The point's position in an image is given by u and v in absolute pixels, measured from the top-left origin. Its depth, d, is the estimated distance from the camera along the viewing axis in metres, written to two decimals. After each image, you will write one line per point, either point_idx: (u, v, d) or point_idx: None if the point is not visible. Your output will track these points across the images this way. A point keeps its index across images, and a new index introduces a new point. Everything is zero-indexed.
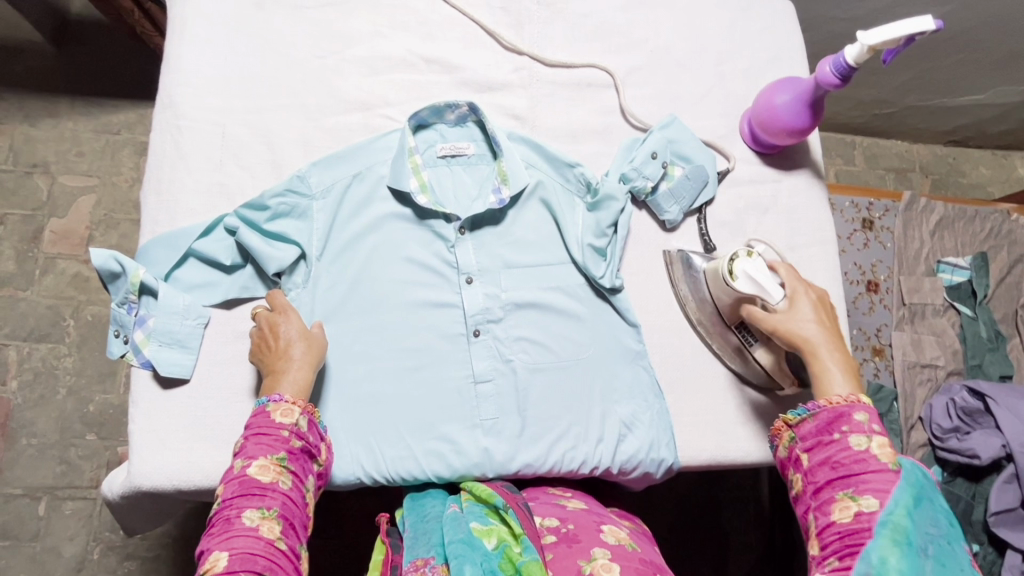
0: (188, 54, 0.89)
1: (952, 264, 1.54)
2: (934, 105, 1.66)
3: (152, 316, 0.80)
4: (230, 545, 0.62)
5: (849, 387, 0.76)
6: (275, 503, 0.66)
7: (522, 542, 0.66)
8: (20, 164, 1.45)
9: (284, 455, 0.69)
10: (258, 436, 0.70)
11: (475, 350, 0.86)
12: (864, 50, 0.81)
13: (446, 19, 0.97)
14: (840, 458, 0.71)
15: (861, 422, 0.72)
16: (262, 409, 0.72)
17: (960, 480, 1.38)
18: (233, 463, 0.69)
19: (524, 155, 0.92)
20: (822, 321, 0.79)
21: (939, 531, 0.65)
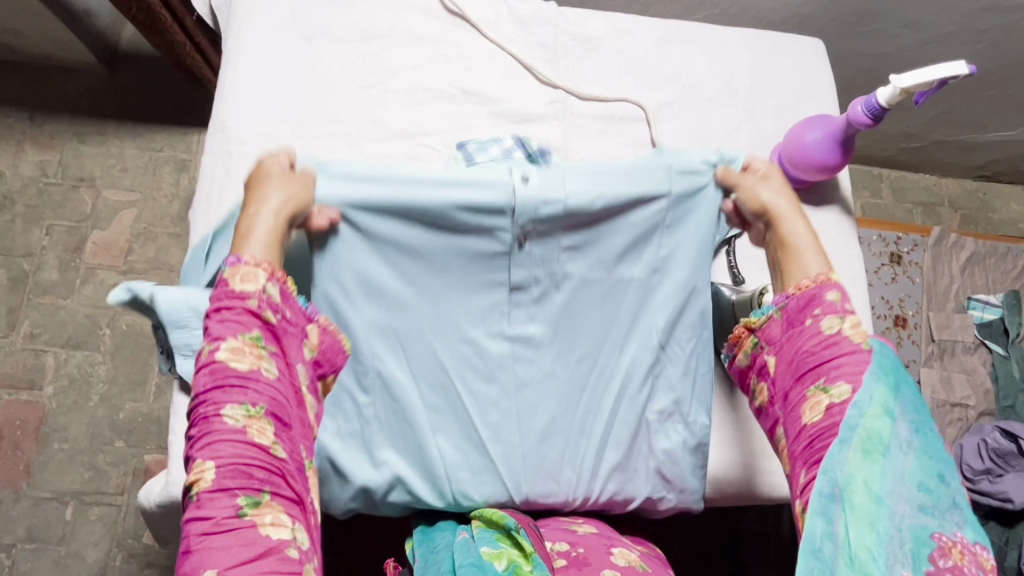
0: (241, 83, 0.94)
1: (983, 301, 1.51)
2: (963, 140, 1.66)
3: (171, 334, 0.81)
4: (216, 454, 0.55)
5: (822, 264, 0.75)
6: (260, 400, 0.58)
7: (532, 560, 0.69)
8: (67, 177, 1.52)
9: (260, 335, 0.60)
10: (228, 315, 0.60)
11: (537, 387, 0.86)
12: (897, 92, 0.83)
13: (485, 53, 1.01)
14: (810, 348, 0.71)
15: (833, 302, 0.71)
16: (221, 273, 0.62)
17: (992, 524, 1.35)
18: (201, 348, 0.60)
19: (575, 180, 0.78)
20: (784, 193, 0.78)
21: (920, 420, 0.66)
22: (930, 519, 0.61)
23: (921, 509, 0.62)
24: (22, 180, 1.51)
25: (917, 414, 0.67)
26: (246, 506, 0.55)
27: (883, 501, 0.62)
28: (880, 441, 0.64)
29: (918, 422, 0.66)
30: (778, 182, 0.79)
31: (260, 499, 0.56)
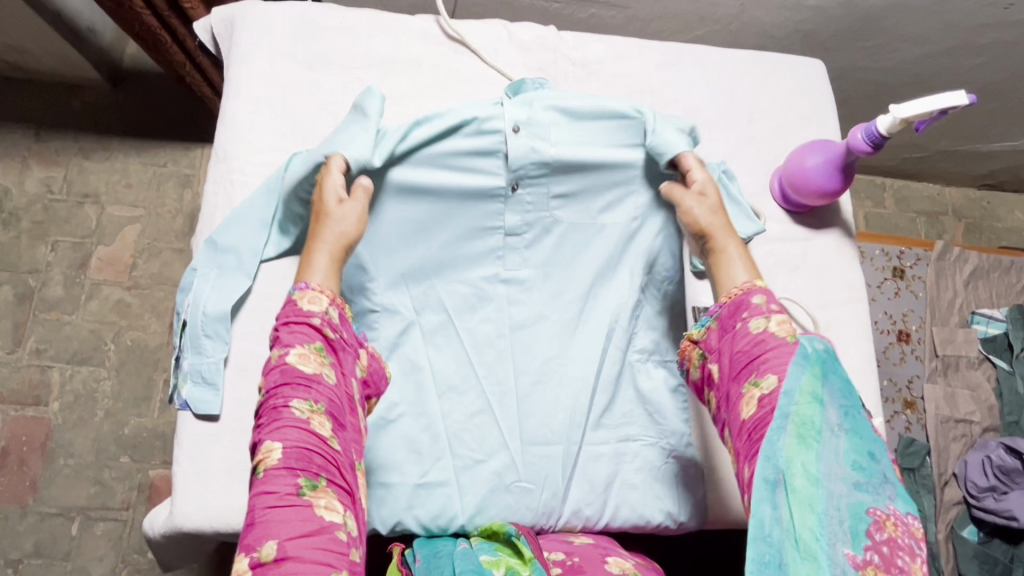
0: (243, 112, 0.94)
1: (988, 316, 1.51)
2: (966, 150, 1.65)
3: (187, 358, 0.84)
4: (282, 437, 0.60)
5: (750, 273, 0.72)
6: (321, 398, 0.62)
7: (531, 565, 0.68)
8: (72, 194, 1.54)
9: (323, 346, 0.65)
10: (293, 327, 0.65)
11: (532, 384, 0.91)
12: (897, 121, 0.83)
13: (485, 77, 1.02)
14: (743, 346, 0.67)
15: (760, 304, 0.68)
16: (290, 296, 0.68)
17: (997, 541, 1.35)
18: (271, 352, 0.65)
19: (560, 135, 0.86)
20: (706, 203, 0.76)
21: (850, 404, 0.62)
22: (869, 498, 0.58)
23: (858, 487, 0.59)
24: (28, 196, 1.53)
25: (846, 394, 0.63)
26: (306, 487, 0.58)
27: (821, 487, 0.59)
28: (813, 428, 0.61)
29: (847, 403, 0.63)
30: (713, 201, 0.76)
31: (317, 482, 0.59)
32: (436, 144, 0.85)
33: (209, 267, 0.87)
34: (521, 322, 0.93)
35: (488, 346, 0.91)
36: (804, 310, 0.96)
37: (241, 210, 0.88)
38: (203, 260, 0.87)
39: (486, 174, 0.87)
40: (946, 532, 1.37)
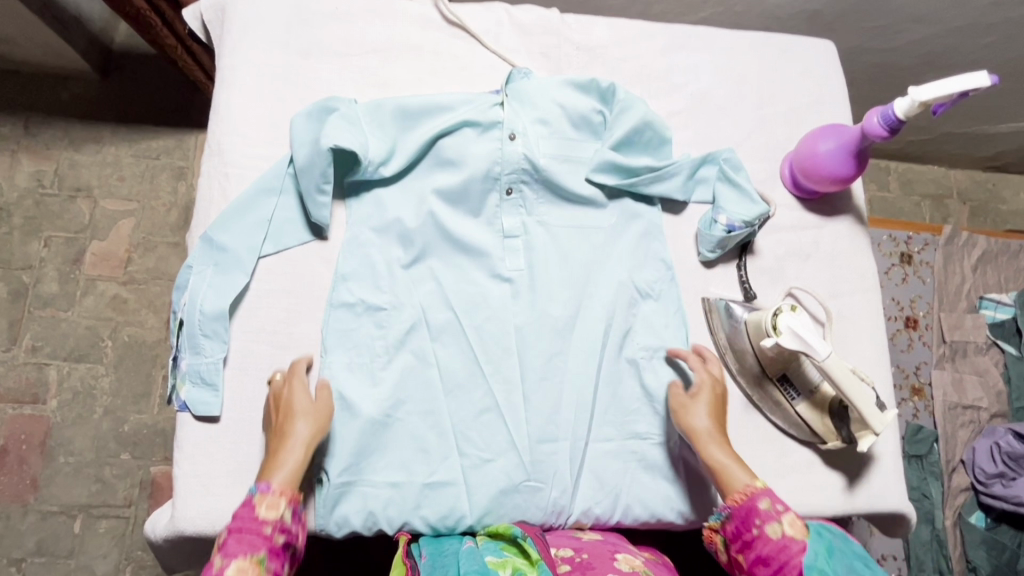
0: (236, 103, 0.91)
1: (996, 301, 1.49)
2: (973, 132, 1.63)
3: (186, 358, 0.82)
4: None
5: (749, 477, 0.77)
6: None
7: (538, 567, 0.68)
8: (64, 188, 1.50)
9: (264, 555, 0.67)
10: (239, 535, 0.67)
11: (540, 383, 0.87)
12: (915, 105, 0.80)
13: (486, 64, 0.98)
14: (767, 550, 0.71)
15: (768, 509, 0.73)
16: (249, 498, 0.70)
17: (1005, 527, 1.35)
18: (211, 560, 0.66)
19: (548, 144, 0.92)
20: (709, 410, 0.83)
21: (853, 567, 0.67)
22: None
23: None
24: (18, 190, 1.49)
25: (859, 560, 0.68)
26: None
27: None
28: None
29: (857, 561, 0.68)
30: (706, 399, 0.83)
31: None
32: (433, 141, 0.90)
33: (206, 263, 0.84)
34: (525, 316, 0.89)
35: (495, 343, 0.87)
36: (816, 301, 0.94)
37: (237, 204, 0.86)
38: (200, 256, 0.85)
39: (481, 166, 0.90)
40: (953, 519, 1.36)
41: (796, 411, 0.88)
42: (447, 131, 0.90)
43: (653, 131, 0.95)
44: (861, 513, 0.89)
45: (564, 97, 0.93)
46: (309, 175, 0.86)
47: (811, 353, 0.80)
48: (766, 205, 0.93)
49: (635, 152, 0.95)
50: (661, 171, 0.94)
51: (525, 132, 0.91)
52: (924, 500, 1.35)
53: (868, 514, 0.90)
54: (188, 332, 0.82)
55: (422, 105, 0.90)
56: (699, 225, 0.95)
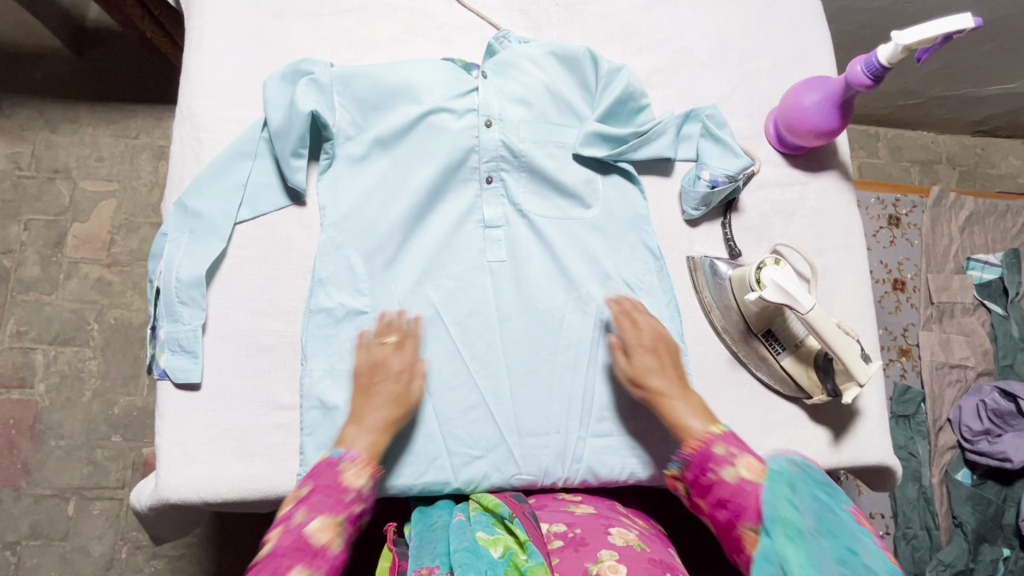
0: (206, 65, 0.88)
1: (983, 262, 1.49)
2: (962, 95, 1.61)
3: (163, 326, 0.81)
4: None
5: (704, 421, 0.77)
6: (323, 566, 0.64)
7: (528, 548, 0.67)
8: (42, 170, 1.47)
9: (343, 519, 0.68)
10: (324, 493, 0.68)
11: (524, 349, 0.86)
12: (898, 50, 0.79)
13: (463, 23, 0.96)
14: (721, 494, 0.69)
15: (724, 455, 0.72)
16: (334, 463, 0.71)
17: (991, 483, 1.36)
18: (293, 512, 0.67)
19: (529, 128, 0.89)
20: (658, 364, 0.82)
21: (825, 509, 0.63)
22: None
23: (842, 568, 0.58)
24: None
25: (818, 496, 0.64)
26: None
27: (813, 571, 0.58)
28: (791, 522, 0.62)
29: (821, 499, 0.64)
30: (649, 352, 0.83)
31: None
32: (409, 104, 0.88)
33: (181, 231, 0.83)
34: (508, 289, 0.87)
35: (477, 309, 0.86)
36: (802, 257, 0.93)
37: (211, 168, 0.84)
38: (174, 223, 0.83)
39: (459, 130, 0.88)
40: (940, 476, 1.38)
41: (781, 365, 0.88)
42: (424, 93, 0.88)
43: (638, 94, 0.93)
44: (847, 467, 0.90)
45: (544, 69, 0.91)
46: (284, 139, 0.84)
47: (794, 305, 0.80)
48: (749, 159, 0.93)
49: (619, 124, 0.94)
50: (648, 134, 0.92)
51: (502, 116, 0.89)
52: (911, 459, 1.36)
53: (854, 467, 0.90)
54: (165, 300, 0.81)
55: (395, 86, 0.88)
56: (682, 182, 0.94)
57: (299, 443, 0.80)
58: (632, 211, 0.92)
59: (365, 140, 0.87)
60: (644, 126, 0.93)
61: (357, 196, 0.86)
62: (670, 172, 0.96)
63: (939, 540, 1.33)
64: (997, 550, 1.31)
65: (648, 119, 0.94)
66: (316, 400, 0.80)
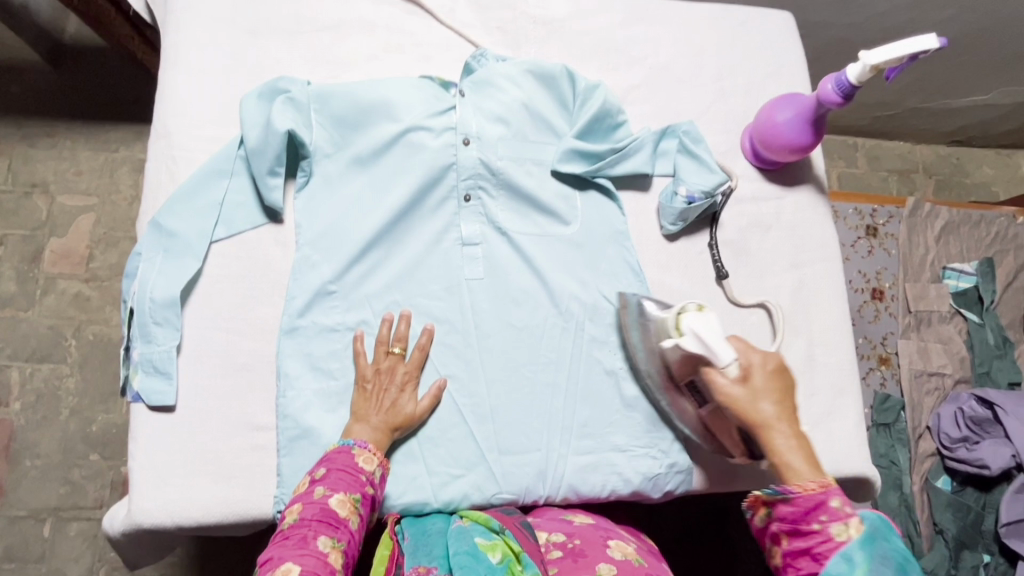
0: (182, 83, 0.88)
1: (958, 270, 1.52)
2: (937, 106, 1.65)
3: (137, 347, 0.80)
4: (302, 561, 0.62)
5: (811, 467, 0.70)
6: (344, 537, 0.66)
7: (524, 560, 0.68)
8: (19, 184, 1.45)
9: (359, 497, 0.70)
10: (342, 472, 0.71)
11: (501, 366, 0.86)
12: (866, 69, 0.81)
13: (441, 40, 0.97)
14: (818, 547, 0.66)
15: (838, 509, 0.67)
16: (347, 447, 0.74)
17: (970, 490, 1.38)
18: (313, 488, 0.69)
19: (506, 145, 0.90)
20: (776, 397, 0.74)
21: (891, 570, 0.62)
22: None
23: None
24: None
25: (895, 563, 0.63)
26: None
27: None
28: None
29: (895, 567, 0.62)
30: (776, 394, 0.74)
31: None
32: (386, 122, 0.88)
33: (156, 250, 0.82)
34: (486, 307, 0.87)
35: (455, 329, 0.86)
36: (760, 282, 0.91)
37: (186, 187, 0.83)
38: (148, 242, 0.82)
39: (435, 148, 0.88)
40: (920, 484, 1.40)
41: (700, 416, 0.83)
42: (401, 111, 0.88)
43: (614, 114, 0.94)
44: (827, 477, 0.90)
45: (522, 86, 0.92)
46: (260, 157, 0.83)
47: (713, 357, 0.76)
48: (728, 176, 0.94)
49: (597, 140, 0.95)
50: (625, 150, 0.93)
51: (479, 135, 0.89)
52: (893, 467, 1.38)
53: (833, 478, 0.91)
54: (138, 322, 0.80)
55: (373, 103, 0.88)
56: (660, 198, 0.95)
57: (277, 464, 0.79)
58: (610, 223, 0.93)
59: (343, 158, 0.87)
60: (620, 142, 0.94)
61: (335, 215, 0.86)
62: (648, 188, 0.96)
63: (920, 547, 1.35)
64: (978, 556, 1.32)
65: (625, 135, 0.95)
66: (294, 421, 0.79)
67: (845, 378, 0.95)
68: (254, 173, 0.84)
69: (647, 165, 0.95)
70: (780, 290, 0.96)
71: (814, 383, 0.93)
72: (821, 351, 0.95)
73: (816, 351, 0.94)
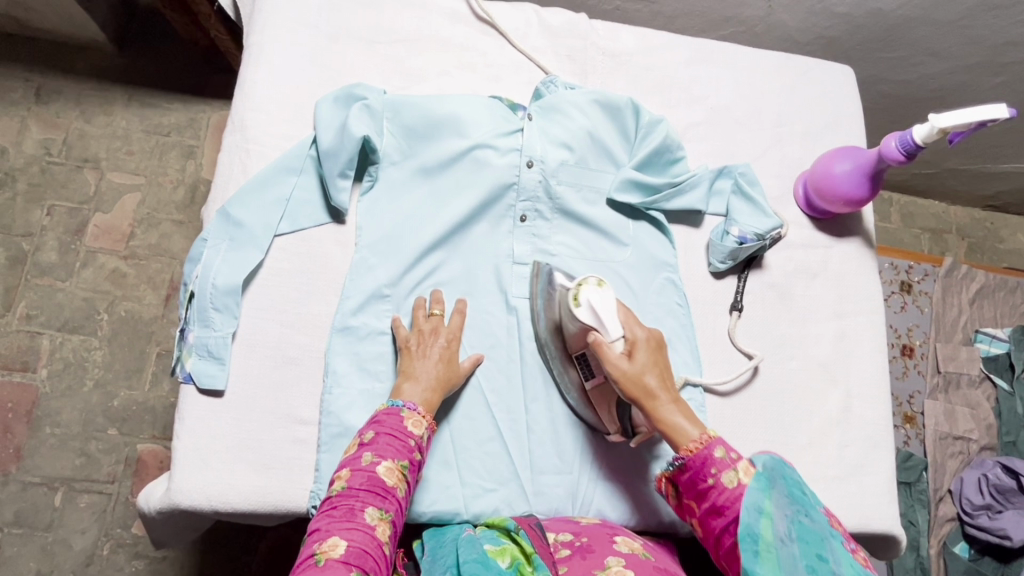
0: (263, 81, 0.91)
1: (991, 335, 1.50)
2: (977, 170, 1.65)
3: (194, 330, 0.82)
4: (350, 536, 0.62)
5: (697, 427, 0.71)
6: (392, 507, 0.67)
7: (535, 561, 0.67)
8: (71, 158, 1.49)
9: (407, 463, 0.70)
10: (390, 437, 0.71)
11: (541, 384, 0.87)
12: (934, 131, 0.82)
13: (512, 62, 1.00)
14: (718, 500, 0.66)
15: (723, 458, 0.67)
16: (396, 409, 0.74)
17: (988, 559, 1.36)
18: (361, 454, 0.70)
19: (568, 171, 0.92)
20: (658, 369, 0.75)
21: (798, 511, 0.61)
22: None
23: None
24: (25, 157, 1.47)
25: (795, 499, 0.62)
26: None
27: None
28: (759, 545, 0.59)
29: (798, 503, 0.62)
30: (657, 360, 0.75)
31: None
32: (452, 135, 0.91)
33: (221, 237, 0.84)
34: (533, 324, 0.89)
35: (498, 344, 0.88)
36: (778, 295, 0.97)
37: (257, 179, 0.86)
38: (215, 229, 0.84)
39: (498, 167, 0.91)
40: (937, 548, 1.37)
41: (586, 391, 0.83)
42: (467, 128, 0.91)
43: (672, 152, 0.96)
44: (854, 531, 0.90)
45: (589, 115, 0.94)
46: (331, 157, 0.86)
47: (603, 331, 0.77)
48: (780, 220, 0.96)
49: (654, 173, 0.97)
50: (682, 185, 0.95)
51: (543, 158, 0.91)
52: (911, 528, 1.36)
53: (862, 533, 0.90)
54: (196, 308, 0.82)
55: (443, 118, 0.90)
56: (711, 235, 0.96)
57: (315, 459, 0.80)
58: (660, 255, 0.94)
59: (409, 166, 0.90)
60: (677, 177, 0.96)
61: (395, 221, 0.88)
62: (699, 224, 0.98)
63: None
64: None
65: (682, 171, 0.97)
66: (336, 419, 0.81)
67: (879, 432, 0.94)
68: (322, 172, 0.87)
69: (703, 201, 0.96)
70: (821, 338, 0.96)
71: (849, 434, 0.93)
72: (858, 403, 0.95)
73: (853, 403, 0.95)
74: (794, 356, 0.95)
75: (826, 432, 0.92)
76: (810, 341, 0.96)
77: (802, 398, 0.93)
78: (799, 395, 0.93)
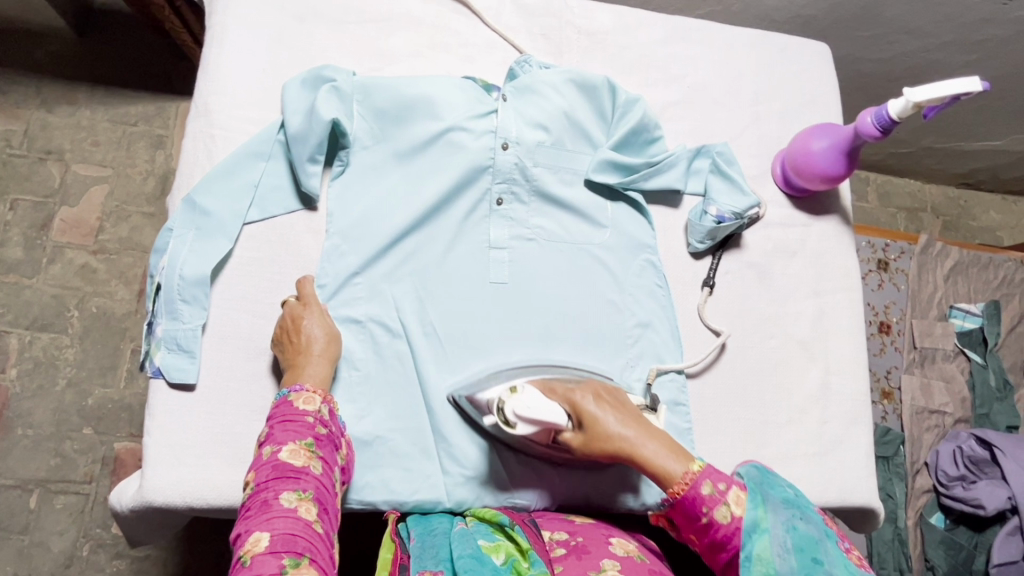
0: (227, 63, 0.88)
1: (965, 310, 1.53)
2: (950, 148, 1.67)
3: (162, 323, 0.79)
4: (271, 526, 0.60)
5: (679, 458, 0.66)
6: (310, 486, 0.64)
7: (530, 556, 0.65)
8: (33, 150, 1.43)
9: (312, 441, 0.68)
10: (285, 423, 0.69)
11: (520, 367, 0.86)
12: (909, 105, 0.82)
13: (486, 42, 0.97)
14: (716, 537, 0.62)
15: (711, 494, 0.63)
16: (283, 398, 0.72)
17: (963, 528, 1.39)
18: (262, 450, 0.67)
19: (544, 153, 0.91)
20: (614, 412, 0.70)
21: (791, 518, 0.60)
22: None
23: None
24: None
25: (788, 505, 0.62)
26: (289, 566, 0.56)
27: None
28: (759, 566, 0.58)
29: (792, 508, 0.61)
30: (610, 409, 0.71)
31: (300, 561, 0.57)
32: (422, 115, 0.88)
33: (187, 227, 0.81)
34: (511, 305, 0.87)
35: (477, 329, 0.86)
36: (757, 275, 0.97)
37: (222, 166, 0.83)
38: (181, 219, 0.81)
39: (472, 149, 0.89)
40: (914, 519, 1.41)
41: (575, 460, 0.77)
42: (436, 107, 0.89)
43: (648, 133, 0.95)
44: (833, 506, 0.90)
45: (564, 95, 0.92)
46: (299, 141, 0.83)
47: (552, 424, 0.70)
48: (757, 197, 0.96)
49: (632, 153, 0.96)
50: (660, 164, 0.94)
51: (519, 139, 0.89)
52: (889, 501, 1.39)
53: (841, 508, 0.91)
54: (163, 301, 0.79)
55: (415, 99, 0.88)
56: (689, 215, 0.95)
57: None
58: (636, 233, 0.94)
59: (382, 150, 0.88)
60: (655, 157, 0.95)
61: (368, 205, 0.86)
62: (678, 205, 0.97)
63: None
64: None
65: (659, 151, 0.96)
66: None
67: (858, 407, 0.95)
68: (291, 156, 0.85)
69: (681, 180, 0.96)
70: (800, 316, 0.97)
71: (828, 411, 0.94)
72: (837, 379, 0.96)
73: (832, 380, 0.95)
74: (774, 334, 0.95)
75: (805, 408, 0.93)
76: (790, 319, 0.96)
77: (782, 375, 0.94)
78: (779, 373, 0.94)
